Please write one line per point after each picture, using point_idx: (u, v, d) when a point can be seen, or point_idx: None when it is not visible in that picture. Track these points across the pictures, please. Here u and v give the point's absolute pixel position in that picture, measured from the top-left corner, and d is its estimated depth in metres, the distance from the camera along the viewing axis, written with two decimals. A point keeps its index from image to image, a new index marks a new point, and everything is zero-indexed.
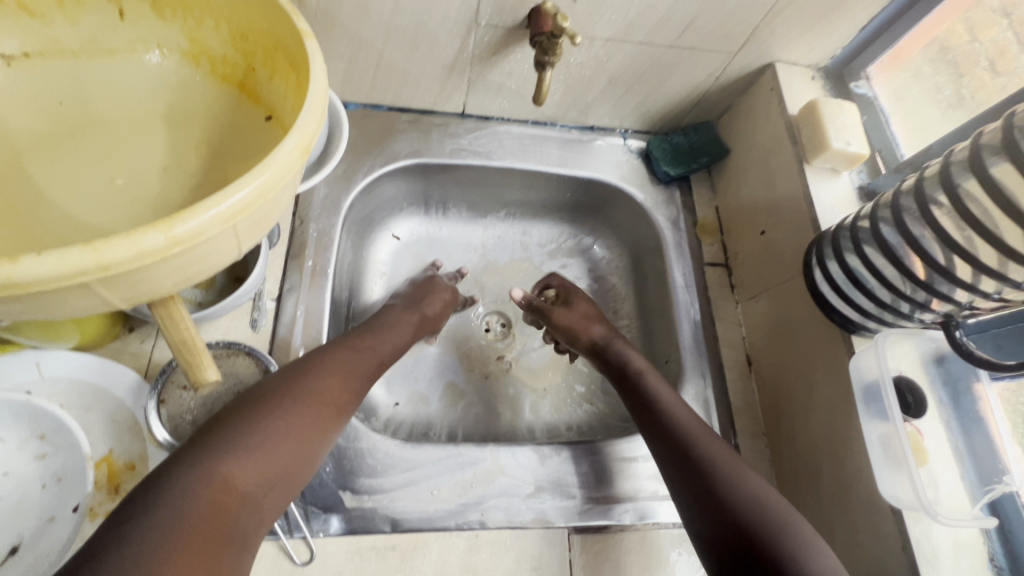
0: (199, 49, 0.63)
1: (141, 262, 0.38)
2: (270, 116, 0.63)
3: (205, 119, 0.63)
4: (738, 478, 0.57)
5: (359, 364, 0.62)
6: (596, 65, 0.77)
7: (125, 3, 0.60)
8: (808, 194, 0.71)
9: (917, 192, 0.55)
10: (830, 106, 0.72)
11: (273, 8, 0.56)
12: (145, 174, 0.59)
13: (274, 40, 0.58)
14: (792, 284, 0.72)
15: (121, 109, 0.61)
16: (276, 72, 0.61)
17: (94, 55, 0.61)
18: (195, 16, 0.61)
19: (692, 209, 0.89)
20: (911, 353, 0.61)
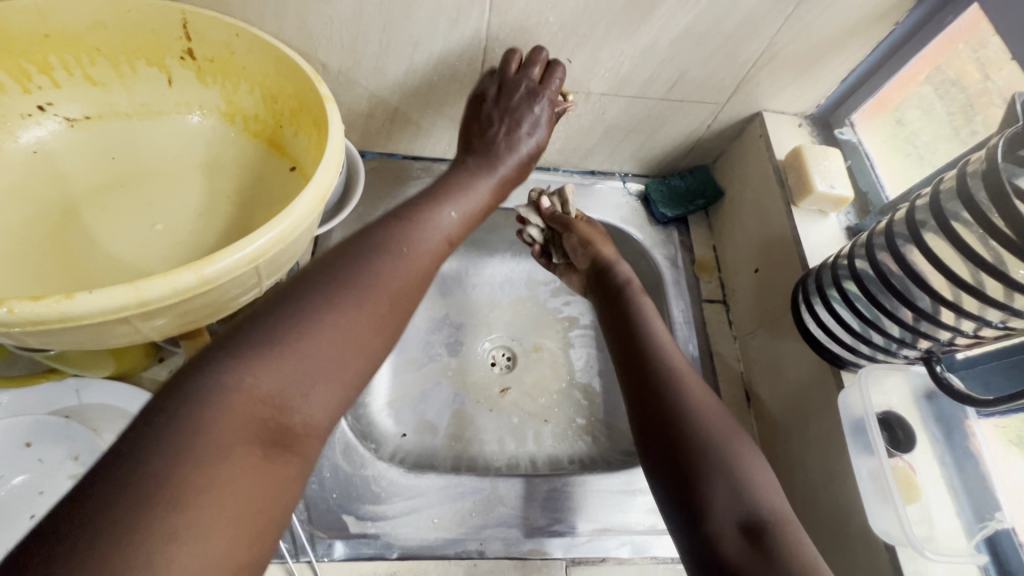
0: (235, 109, 0.72)
1: (176, 298, 0.44)
2: (294, 168, 0.70)
3: (237, 171, 0.71)
4: (690, 394, 0.61)
5: (421, 238, 0.55)
6: (593, 116, 0.83)
7: (173, 72, 0.68)
8: (796, 235, 0.74)
9: (890, 233, 0.58)
10: (814, 152, 0.76)
11: (300, 78, 0.64)
12: (183, 219, 0.66)
13: (300, 103, 0.66)
14: (784, 321, 0.74)
15: (165, 163, 0.69)
16: (301, 130, 0.68)
17: (145, 116, 0.70)
18: (233, 82, 0.69)
19: (689, 248, 0.93)
20: (902, 387, 0.62)
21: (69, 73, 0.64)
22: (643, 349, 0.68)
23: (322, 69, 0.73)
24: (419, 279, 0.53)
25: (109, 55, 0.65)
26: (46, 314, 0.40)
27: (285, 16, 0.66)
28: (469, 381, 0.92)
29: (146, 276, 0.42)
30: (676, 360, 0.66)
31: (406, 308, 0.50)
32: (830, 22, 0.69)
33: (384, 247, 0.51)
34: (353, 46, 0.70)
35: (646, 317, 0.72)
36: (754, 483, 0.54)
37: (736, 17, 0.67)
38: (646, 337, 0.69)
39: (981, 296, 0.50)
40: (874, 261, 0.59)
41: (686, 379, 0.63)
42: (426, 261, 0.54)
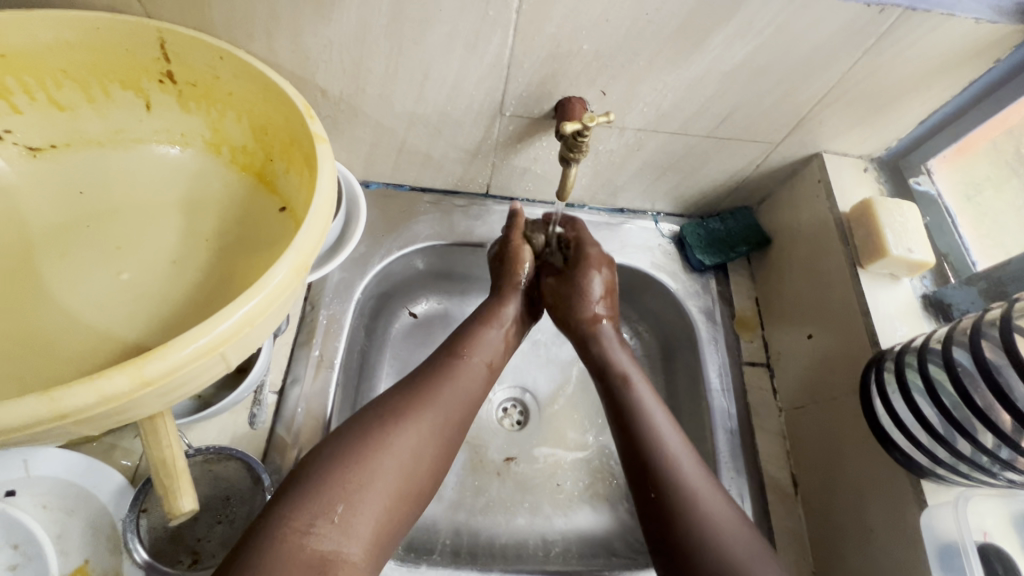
0: (221, 139, 0.63)
1: (103, 406, 0.35)
2: (284, 208, 0.61)
3: (220, 209, 0.62)
4: (704, 509, 0.53)
5: (453, 379, 0.60)
6: (627, 152, 0.73)
7: (151, 96, 0.60)
8: (864, 303, 0.64)
9: (1001, 329, 0.47)
10: (886, 206, 0.65)
11: (292, 109, 0.55)
12: (153, 267, 0.57)
13: (293, 139, 0.57)
14: (845, 403, 0.63)
15: (137, 200, 0.60)
16: (292, 166, 0.59)
17: (119, 145, 0.61)
18: (218, 109, 0.61)
19: (729, 299, 0.82)
20: (1000, 512, 0.52)
21: (31, 97, 0.56)
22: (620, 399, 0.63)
23: (320, 96, 0.65)
24: (460, 397, 0.59)
25: (79, 77, 0.57)
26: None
27: (278, 35, 0.57)
28: (476, 441, 0.82)
29: (66, 381, 0.33)
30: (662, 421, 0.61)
31: (451, 430, 0.57)
32: (916, 58, 0.58)
33: (424, 384, 0.58)
34: (355, 72, 0.61)
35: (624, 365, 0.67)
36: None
37: (807, 48, 0.57)
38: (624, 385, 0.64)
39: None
40: (975, 355, 0.48)
41: (684, 467, 0.57)
42: (455, 393, 0.59)
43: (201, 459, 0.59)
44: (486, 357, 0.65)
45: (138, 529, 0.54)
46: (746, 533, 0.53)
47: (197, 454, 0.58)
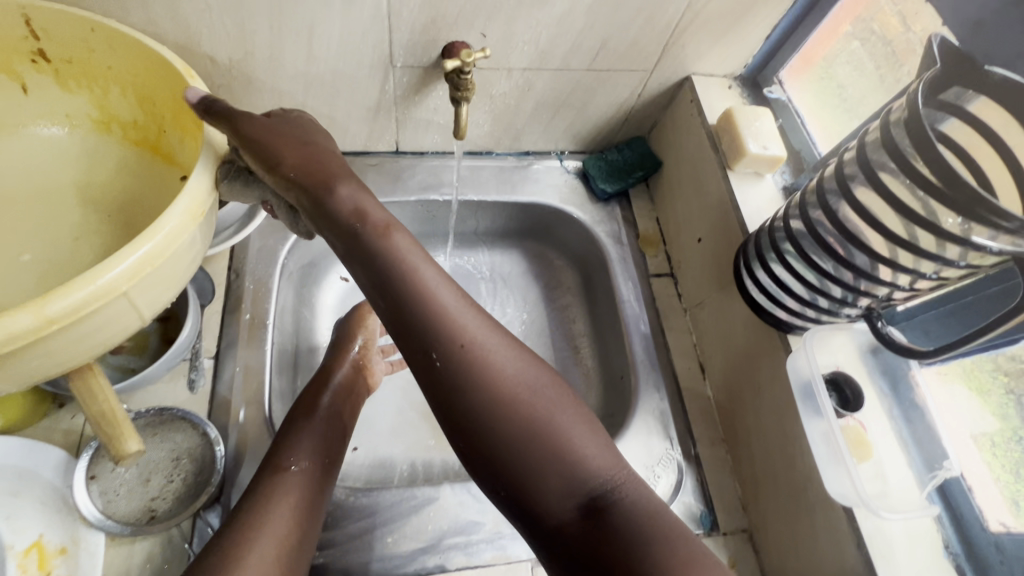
0: (109, 117, 0.63)
1: (15, 344, 0.38)
2: (184, 177, 0.62)
3: (118, 186, 0.62)
4: (486, 366, 0.48)
5: (278, 501, 0.56)
6: (519, 93, 0.79)
7: (26, 78, 0.60)
8: (734, 199, 0.73)
9: (820, 196, 0.57)
10: (745, 113, 0.74)
11: (171, 75, 0.56)
12: (55, 246, 0.58)
13: (179, 105, 0.58)
14: (730, 288, 0.73)
15: (31, 185, 0.61)
16: (185, 134, 0.60)
17: (2, 130, 0.61)
18: (99, 86, 0.61)
19: (633, 222, 0.90)
20: (848, 346, 0.62)
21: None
22: (414, 324, 0.49)
23: (210, 64, 0.66)
24: (295, 512, 0.56)
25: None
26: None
27: (154, 6, 0.58)
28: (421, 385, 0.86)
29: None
30: (444, 291, 0.50)
31: (294, 554, 0.54)
32: None
33: (250, 519, 0.54)
34: (241, 35, 0.63)
35: (410, 271, 0.50)
36: (585, 463, 0.47)
37: None
38: (417, 300, 0.49)
39: (922, 252, 0.49)
40: (808, 223, 0.58)
41: (490, 351, 0.49)
42: (289, 507, 0.56)
43: (144, 423, 0.62)
44: (309, 456, 0.61)
45: (90, 495, 0.57)
46: (529, 374, 0.49)
47: (139, 418, 0.62)
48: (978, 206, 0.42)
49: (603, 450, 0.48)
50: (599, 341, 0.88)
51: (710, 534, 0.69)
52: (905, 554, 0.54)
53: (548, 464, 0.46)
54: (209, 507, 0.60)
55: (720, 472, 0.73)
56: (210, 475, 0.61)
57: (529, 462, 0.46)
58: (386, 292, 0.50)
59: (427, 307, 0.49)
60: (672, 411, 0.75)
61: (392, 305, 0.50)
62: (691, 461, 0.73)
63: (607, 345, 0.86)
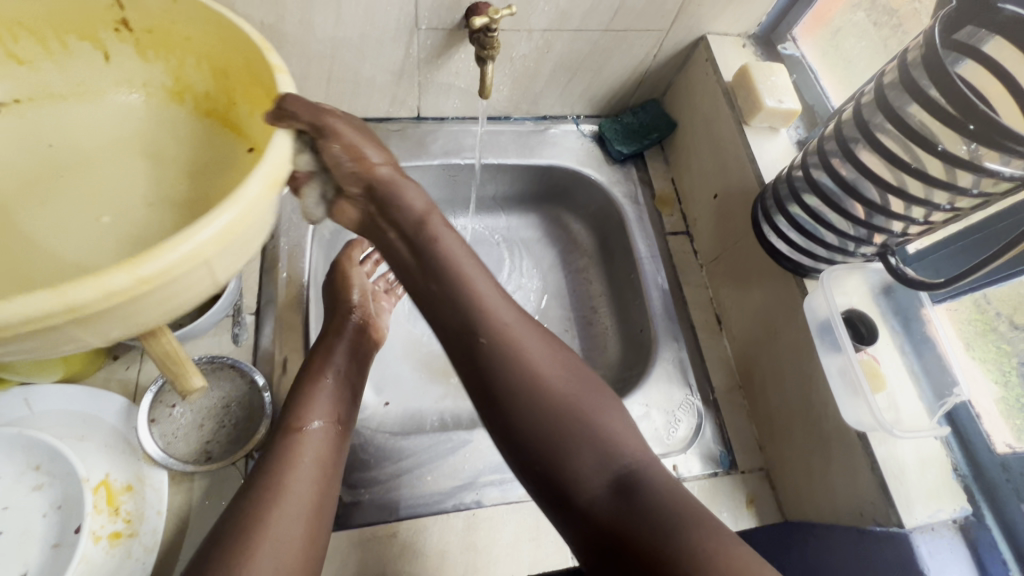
0: (184, 86, 0.57)
1: (109, 303, 0.35)
2: (251, 149, 0.55)
3: (190, 148, 0.56)
4: (524, 348, 0.48)
5: (297, 460, 0.56)
6: (538, 55, 0.80)
7: (109, 44, 0.54)
8: (751, 153, 0.76)
9: (840, 139, 0.60)
10: (760, 68, 0.76)
11: (248, 49, 0.50)
12: (133, 208, 0.52)
13: (254, 78, 0.51)
14: (746, 240, 0.75)
15: (96, 148, 0.55)
16: (256, 107, 0.53)
17: (84, 97, 0.56)
18: (176, 55, 0.55)
19: (649, 183, 0.93)
20: (861, 287, 0.65)
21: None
22: (455, 306, 0.49)
23: None
24: (317, 470, 0.56)
25: (31, 24, 0.51)
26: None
27: None
28: None
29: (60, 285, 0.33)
30: (481, 277, 0.49)
31: (321, 511, 0.54)
32: None
33: (271, 477, 0.54)
34: None
35: (454, 256, 0.49)
36: (614, 442, 0.48)
37: None
38: (458, 284, 0.49)
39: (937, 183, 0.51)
40: (829, 168, 0.60)
41: (523, 338, 0.48)
42: (310, 466, 0.56)
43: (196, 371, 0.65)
44: (325, 416, 0.61)
45: (152, 436, 0.60)
46: (563, 359, 0.50)
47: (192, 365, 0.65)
48: (995, 133, 0.45)
49: (633, 433, 0.49)
50: (617, 299, 0.90)
51: (729, 473, 0.72)
52: (917, 476, 0.57)
53: (583, 442, 0.47)
54: (261, 448, 0.64)
55: (737, 416, 0.76)
56: (260, 421, 0.64)
57: (565, 442, 0.47)
58: (432, 277, 0.50)
59: (467, 288, 0.48)
60: (690, 360, 0.79)
61: (437, 287, 0.49)
62: (710, 406, 0.76)
63: (625, 301, 0.89)
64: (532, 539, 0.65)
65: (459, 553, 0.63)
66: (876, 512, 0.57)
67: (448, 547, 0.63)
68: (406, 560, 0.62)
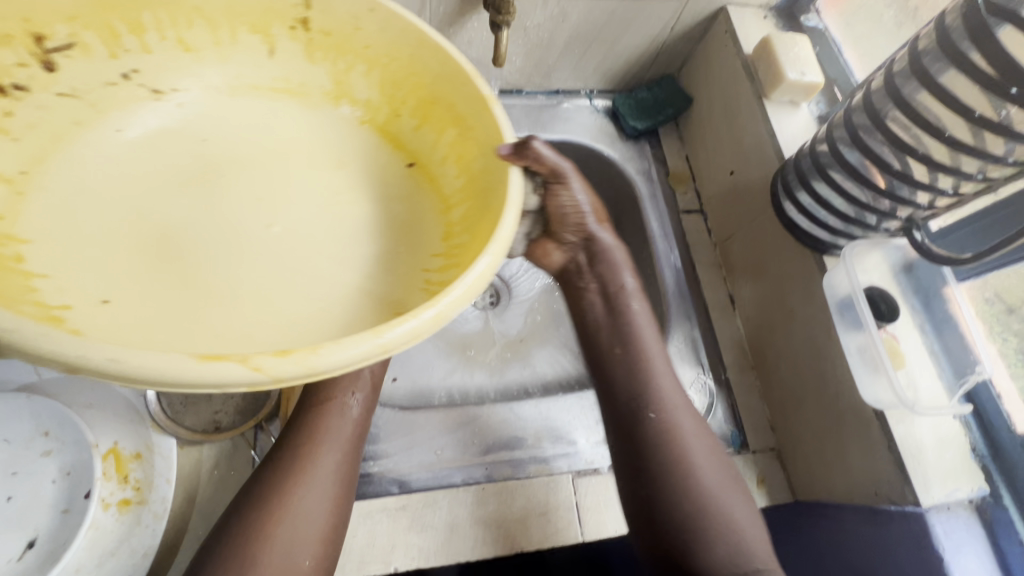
0: (343, 92, 0.54)
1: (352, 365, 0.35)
2: (412, 164, 0.54)
3: (370, 174, 0.52)
4: (679, 435, 0.54)
5: (331, 419, 0.55)
6: (553, 25, 0.78)
7: (276, 40, 0.50)
8: (771, 128, 0.74)
9: (868, 108, 0.58)
10: (782, 40, 0.74)
11: (455, 76, 0.49)
12: (307, 217, 0.48)
13: (467, 128, 0.50)
14: (763, 217, 0.74)
15: (263, 151, 0.50)
16: (429, 124, 0.53)
17: (253, 93, 0.52)
18: (348, 62, 0.52)
19: (663, 160, 0.91)
20: (881, 264, 0.63)
21: (114, 46, 0.46)
22: (624, 389, 0.57)
23: None
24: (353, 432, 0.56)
25: (208, 12, 0.47)
26: (155, 369, 0.30)
27: None
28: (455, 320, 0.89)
29: (317, 344, 0.33)
30: (656, 363, 0.58)
31: (351, 471, 0.54)
32: None
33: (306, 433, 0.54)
34: None
35: (638, 329, 0.59)
36: (746, 541, 0.50)
37: None
38: (631, 371, 0.57)
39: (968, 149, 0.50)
40: (856, 141, 0.59)
41: (683, 426, 0.54)
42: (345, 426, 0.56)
43: None
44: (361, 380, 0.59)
45: (158, 404, 0.62)
46: (717, 455, 0.55)
47: None
48: None
49: (764, 544, 0.51)
50: None
51: (740, 453, 0.71)
52: (935, 456, 0.56)
53: (713, 528, 0.50)
54: (270, 419, 0.65)
55: (748, 395, 0.76)
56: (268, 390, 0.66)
57: (697, 523, 0.50)
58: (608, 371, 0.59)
59: (640, 369, 0.57)
60: (702, 339, 0.78)
61: (620, 350, 0.59)
62: (722, 386, 0.76)
63: None
64: (541, 514, 0.65)
65: (469, 526, 0.63)
66: (892, 491, 0.57)
67: (457, 521, 0.63)
68: (416, 533, 0.61)
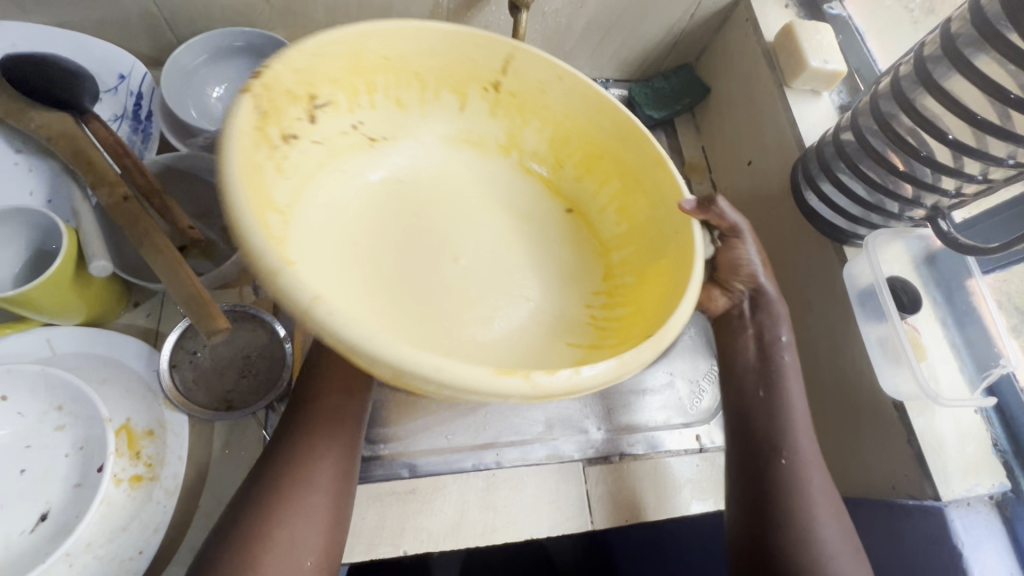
0: (515, 143, 0.60)
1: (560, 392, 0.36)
2: (570, 211, 0.59)
3: (542, 225, 0.57)
4: (810, 474, 0.54)
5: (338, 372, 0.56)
6: (572, 10, 0.77)
7: (469, 99, 0.57)
8: (791, 118, 0.73)
9: (896, 94, 0.57)
10: (805, 28, 0.73)
11: (631, 136, 0.54)
12: (485, 257, 0.53)
13: (636, 178, 0.55)
14: (782, 207, 0.73)
15: (452, 192, 0.57)
16: (597, 177, 0.58)
17: (439, 143, 0.59)
18: (525, 120, 0.58)
19: (678, 150, 0.90)
20: (902, 256, 0.62)
21: (351, 105, 0.53)
22: (763, 422, 0.57)
23: None
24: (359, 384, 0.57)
25: (423, 77, 0.54)
26: (450, 373, 0.33)
27: None
28: None
29: (578, 364, 0.36)
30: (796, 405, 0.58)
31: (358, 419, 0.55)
32: None
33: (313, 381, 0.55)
34: None
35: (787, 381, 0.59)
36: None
37: None
38: (778, 414, 0.57)
39: (998, 134, 0.49)
40: (881, 128, 0.58)
41: (814, 478, 0.54)
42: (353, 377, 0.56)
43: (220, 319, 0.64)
44: None
45: (172, 381, 0.60)
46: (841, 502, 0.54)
47: None
48: None
49: None
50: None
51: None
52: (955, 450, 0.55)
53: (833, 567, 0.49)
54: (282, 400, 0.63)
55: None
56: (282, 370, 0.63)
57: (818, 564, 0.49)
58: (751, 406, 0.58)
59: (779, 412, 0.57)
60: None
61: (766, 394, 0.58)
62: None
63: None
64: (551, 501, 0.64)
65: (479, 512, 0.62)
66: (910, 485, 0.56)
67: (467, 506, 0.62)
68: (426, 516, 0.61)
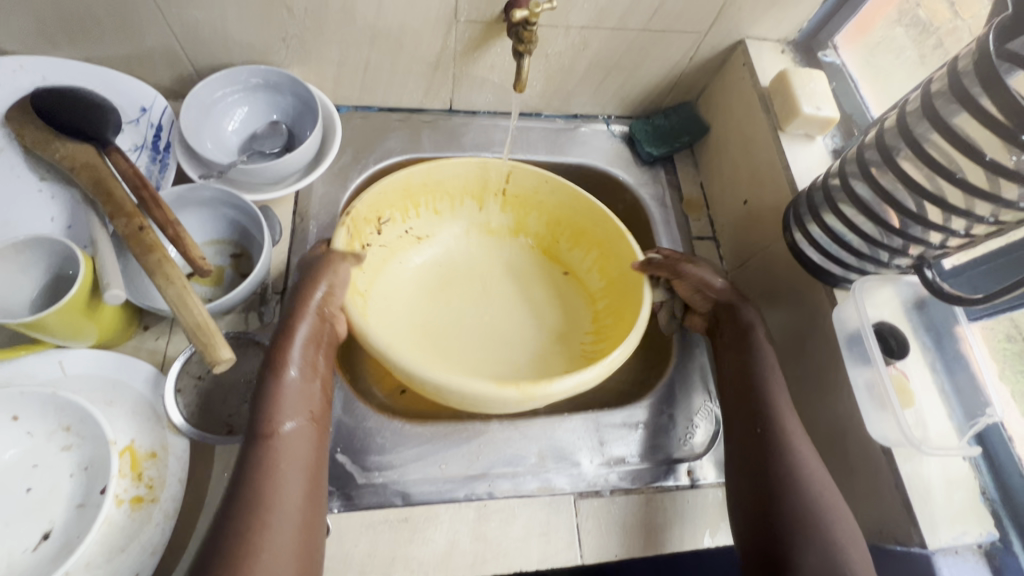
0: (522, 228, 0.84)
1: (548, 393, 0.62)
2: (568, 275, 0.83)
3: (544, 286, 0.82)
4: (806, 481, 0.57)
5: (291, 390, 0.57)
6: (573, 52, 0.80)
7: (484, 201, 0.82)
8: (785, 161, 0.75)
9: (881, 146, 0.58)
10: (800, 75, 0.75)
11: (595, 213, 0.75)
12: (511, 312, 0.79)
13: (608, 249, 0.76)
14: (777, 247, 0.74)
15: (484, 269, 0.83)
16: (580, 247, 0.81)
17: (468, 235, 0.84)
18: (527, 211, 0.82)
19: (677, 186, 0.91)
20: (892, 300, 0.63)
21: (405, 218, 0.79)
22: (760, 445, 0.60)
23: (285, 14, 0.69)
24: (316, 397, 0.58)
25: (449, 190, 0.79)
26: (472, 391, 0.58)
27: None
28: None
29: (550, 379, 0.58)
30: (790, 428, 0.61)
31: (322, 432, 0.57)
32: None
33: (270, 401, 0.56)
34: None
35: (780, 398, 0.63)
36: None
37: None
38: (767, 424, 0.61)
39: (977, 189, 0.51)
40: (869, 178, 0.59)
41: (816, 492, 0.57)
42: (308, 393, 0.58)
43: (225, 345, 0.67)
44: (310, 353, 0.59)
45: (177, 405, 0.62)
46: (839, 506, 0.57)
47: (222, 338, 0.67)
48: None
49: None
50: None
51: None
52: (942, 496, 0.56)
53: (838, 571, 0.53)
54: None
55: None
56: None
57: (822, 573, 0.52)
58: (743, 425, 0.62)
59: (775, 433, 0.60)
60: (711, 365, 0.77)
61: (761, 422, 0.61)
62: None
63: None
64: (542, 534, 0.65)
65: (469, 543, 0.63)
66: (897, 530, 0.56)
67: (458, 536, 0.63)
68: (417, 545, 0.62)
